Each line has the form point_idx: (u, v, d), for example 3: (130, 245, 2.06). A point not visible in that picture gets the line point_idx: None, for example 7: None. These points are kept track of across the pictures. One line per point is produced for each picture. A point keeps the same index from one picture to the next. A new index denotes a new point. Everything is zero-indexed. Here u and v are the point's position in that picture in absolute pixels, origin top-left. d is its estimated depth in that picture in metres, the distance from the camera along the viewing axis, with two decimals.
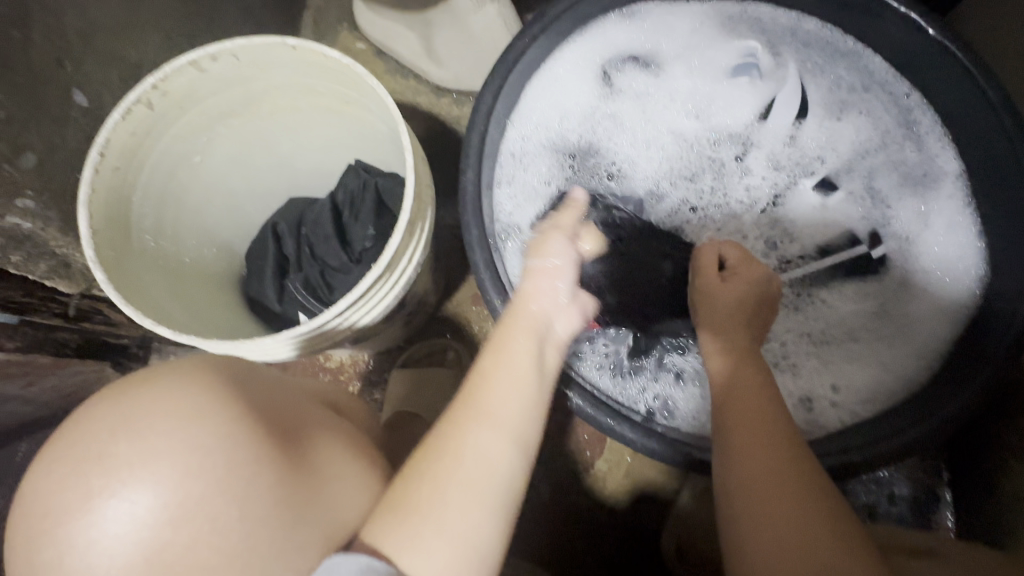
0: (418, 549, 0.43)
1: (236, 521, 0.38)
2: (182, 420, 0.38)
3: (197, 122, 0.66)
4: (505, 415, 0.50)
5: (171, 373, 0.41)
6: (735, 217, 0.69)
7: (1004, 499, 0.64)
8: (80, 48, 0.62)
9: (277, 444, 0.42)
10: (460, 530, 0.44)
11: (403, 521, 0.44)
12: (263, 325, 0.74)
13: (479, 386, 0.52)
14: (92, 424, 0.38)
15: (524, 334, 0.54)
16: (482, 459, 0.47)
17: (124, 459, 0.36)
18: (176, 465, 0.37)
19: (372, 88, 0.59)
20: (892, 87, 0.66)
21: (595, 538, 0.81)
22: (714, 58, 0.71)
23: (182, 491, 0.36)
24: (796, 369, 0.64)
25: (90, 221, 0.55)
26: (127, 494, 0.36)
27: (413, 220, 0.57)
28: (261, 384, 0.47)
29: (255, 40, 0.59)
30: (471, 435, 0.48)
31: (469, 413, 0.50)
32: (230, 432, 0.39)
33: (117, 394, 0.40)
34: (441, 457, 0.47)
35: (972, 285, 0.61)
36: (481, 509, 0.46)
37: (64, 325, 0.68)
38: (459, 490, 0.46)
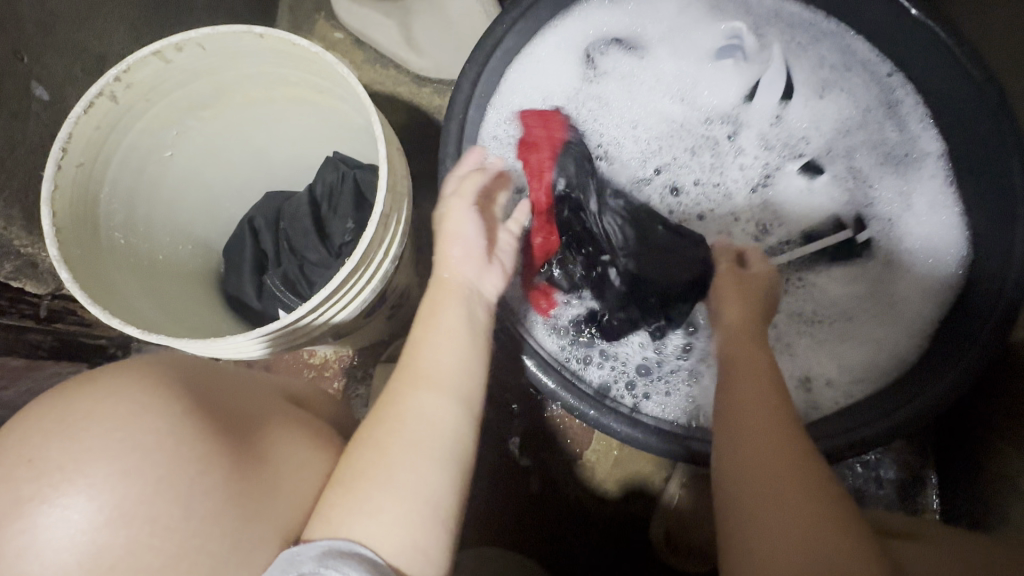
0: (365, 509, 0.43)
1: (179, 522, 0.37)
2: (117, 421, 0.37)
3: (165, 115, 0.64)
4: (446, 378, 0.51)
5: (112, 372, 0.40)
6: (730, 197, 0.68)
7: (991, 480, 0.64)
8: (40, 40, 0.60)
9: (224, 432, 0.41)
10: (405, 488, 0.45)
11: (348, 488, 0.44)
12: (242, 322, 0.73)
13: (411, 354, 0.53)
14: (26, 428, 0.37)
15: (453, 300, 0.55)
16: (421, 417, 0.48)
17: (56, 464, 0.35)
18: (114, 465, 0.36)
19: (344, 77, 0.58)
20: (875, 67, 0.65)
21: (583, 528, 0.81)
22: (699, 40, 0.70)
23: (120, 492, 0.35)
24: (791, 349, 0.63)
25: (54, 219, 0.54)
26: (59, 500, 0.34)
27: (388, 211, 0.56)
28: (217, 375, 0.46)
29: (221, 28, 0.57)
30: (412, 399, 0.49)
31: (407, 379, 0.51)
32: (173, 432, 0.38)
33: (56, 395, 0.38)
34: (381, 422, 0.48)
35: (956, 262, 0.61)
36: (425, 462, 0.46)
37: (35, 326, 0.67)
38: (402, 446, 0.47)
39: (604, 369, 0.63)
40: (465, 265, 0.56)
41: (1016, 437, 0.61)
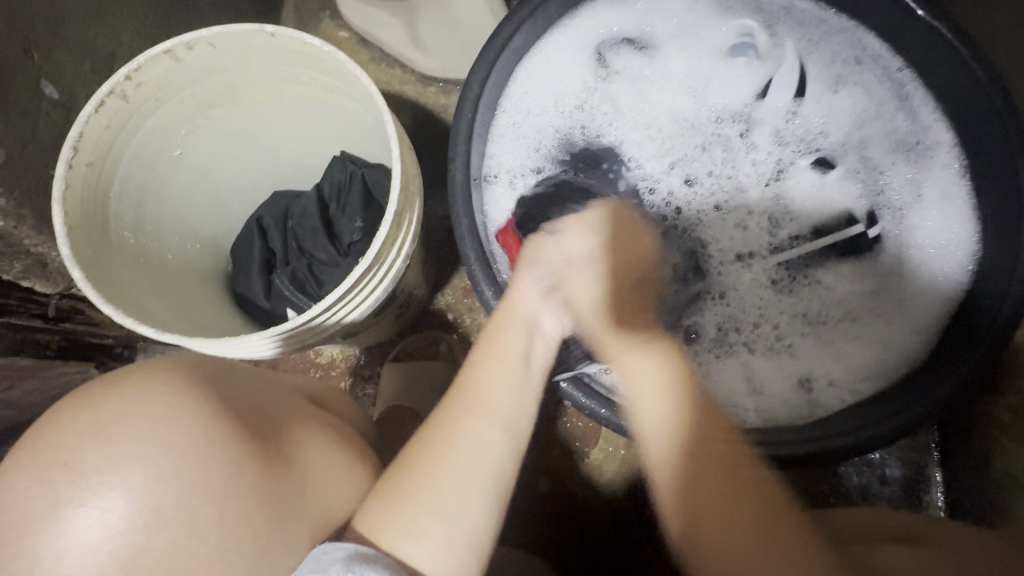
0: (412, 530, 0.44)
1: (214, 522, 0.38)
2: (148, 425, 0.38)
3: (176, 114, 0.64)
4: (501, 411, 0.50)
5: (141, 374, 0.40)
6: (743, 192, 0.68)
7: (997, 476, 0.64)
8: (50, 38, 0.59)
9: (257, 439, 0.41)
10: (451, 513, 0.45)
11: (392, 505, 0.45)
12: (250, 322, 0.72)
13: (469, 379, 0.52)
14: (54, 431, 0.37)
15: (514, 327, 0.54)
16: (472, 446, 0.48)
17: (92, 466, 0.36)
18: (148, 468, 0.37)
19: (355, 75, 0.58)
20: (884, 62, 0.65)
21: (590, 527, 0.82)
22: (709, 37, 0.70)
23: (156, 493, 0.36)
24: (792, 349, 0.64)
25: (65, 218, 0.54)
26: (97, 502, 0.35)
27: (400, 210, 0.56)
28: (239, 378, 0.46)
29: (233, 27, 0.57)
30: (466, 426, 0.49)
31: (464, 405, 0.50)
32: (202, 434, 0.39)
33: (89, 398, 0.39)
34: (433, 444, 0.48)
35: (966, 258, 0.61)
36: (473, 496, 0.47)
37: (42, 326, 0.66)
38: (453, 478, 0.47)
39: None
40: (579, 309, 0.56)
41: (1021, 436, 0.62)
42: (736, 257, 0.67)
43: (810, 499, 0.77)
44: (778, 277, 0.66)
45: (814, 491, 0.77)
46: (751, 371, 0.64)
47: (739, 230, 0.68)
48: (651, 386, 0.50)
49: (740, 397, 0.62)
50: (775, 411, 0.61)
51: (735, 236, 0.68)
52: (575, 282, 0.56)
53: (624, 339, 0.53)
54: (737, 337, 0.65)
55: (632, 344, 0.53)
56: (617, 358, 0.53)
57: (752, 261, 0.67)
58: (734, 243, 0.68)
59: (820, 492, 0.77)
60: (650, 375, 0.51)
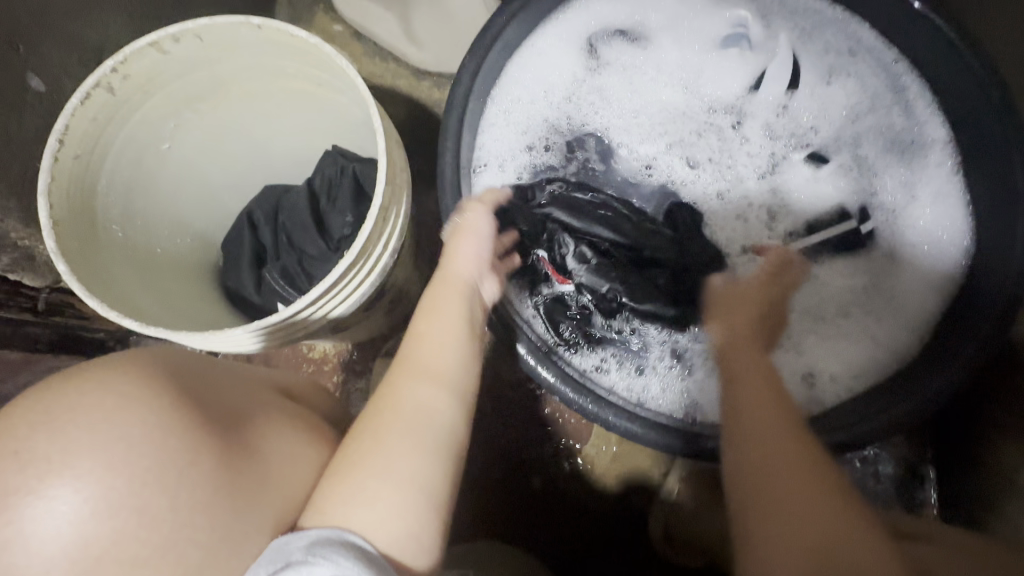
0: (360, 497, 0.43)
1: (167, 511, 0.37)
2: (104, 414, 0.37)
3: (163, 108, 0.64)
4: (446, 373, 0.52)
5: (101, 364, 0.40)
6: (740, 181, 0.68)
7: (991, 476, 0.64)
8: (36, 31, 0.59)
9: (216, 427, 0.41)
10: (404, 476, 0.45)
11: (346, 479, 0.44)
12: (241, 315, 0.72)
13: (411, 346, 0.54)
14: (11, 419, 0.37)
15: (453, 296, 0.55)
16: (418, 406, 0.49)
17: (43, 455, 0.35)
18: (100, 458, 0.36)
19: (341, 68, 0.57)
20: (879, 54, 0.64)
21: (582, 523, 0.81)
22: (702, 28, 0.69)
23: (108, 483, 0.36)
24: (797, 345, 0.63)
25: (51, 211, 0.54)
26: (47, 491, 0.35)
27: (386, 204, 0.56)
28: (208, 373, 0.46)
29: (218, 19, 0.56)
30: (408, 389, 0.50)
31: (406, 370, 0.51)
32: (159, 424, 0.38)
33: (45, 387, 0.38)
34: (378, 411, 0.49)
35: (960, 255, 0.60)
36: (422, 454, 0.46)
37: (32, 319, 0.67)
38: (395, 434, 0.47)
39: (625, 372, 0.63)
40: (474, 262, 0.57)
41: (1014, 434, 0.61)
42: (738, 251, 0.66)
43: None
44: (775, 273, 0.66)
45: None
46: None
47: (740, 222, 0.67)
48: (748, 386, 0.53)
49: None
50: None
51: (737, 227, 0.67)
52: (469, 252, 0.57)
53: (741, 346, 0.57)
54: None
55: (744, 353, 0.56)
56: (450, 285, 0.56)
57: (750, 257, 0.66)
58: (737, 236, 0.66)
59: None
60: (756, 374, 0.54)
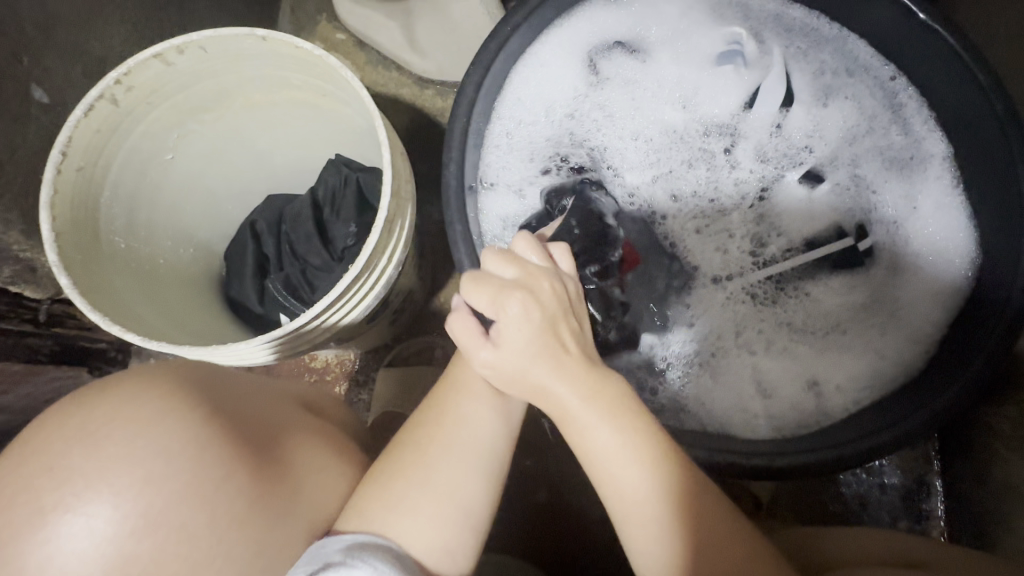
0: (402, 507, 0.45)
1: (203, 527, 0.37)
2: (138, 430, 0.37)
3: (167, 119, 0.63)
4: (489, 391, 0.48)
5: (132, 378, 0.40)
6: (725, 212, 0.68)
7: (999, 488, 0.63)
8: (39, 42, 0.59)
9: (248, 445, 0.41)
10: (444, 487, 0.46)
11: (384, 488, 0.45)
12: (242, 326, 0.72)
13: (455, 364, 0.50)
14: (45, 434, 0.37)
15: (492, 328, 0.50)
16: (466, 425, 0.47)
17: (79, 471, 0.35)
18: (136, 474, 0.36)
19: (347, 79, 0.57)
20: (876, 72, 0.65)
21: (586, 534, 0.81)
22: (699, 45, 0.69)
23: (143, 500, 0.36)
24: (792, 351, 0.64)
25: (53, 223, 0.53)
26: (83, 507, 0.35)
27: (392, 216, 0.56)
28: (230, 385, 0.45)
29: (223, 30, 0.56)
30: (455, 406, 0.48)
31: (451, 386, 0.49)
32: (190, 438, 0.38)
33: (79, 402, 0.39)
34: (424, 426, 0.48)
35: (964, 266, 0.60)
36: (468, 471, 0.46)
37: (34, 331, 0.66)
38: (445, 452, 0.46)
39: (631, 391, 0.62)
40: (502, 360, 0.44)
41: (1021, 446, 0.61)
42: (713, 278, 0.66)
43: (808, 508, 0.76)
44: (760, 291, 0.66)
45: (812, 499, 0.77)
46: (760, 375, 0.63)
47: (721, 253, 0.67)
48: (620, 446, 0.43)
49: (749, 403, 0.62)
50: (776, 419, 0.60)
51: (716, 258, 0.67)
52: (505, 334, 0.43)
53: (552, 371, 0.43)
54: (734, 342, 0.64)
55: (579, 393, 0.43)
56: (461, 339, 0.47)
57: (731, 282, 0.66)
58: (714, 265, 0.67)
59: (819, 500, 0.76)
60: (613, 436, 0.43)
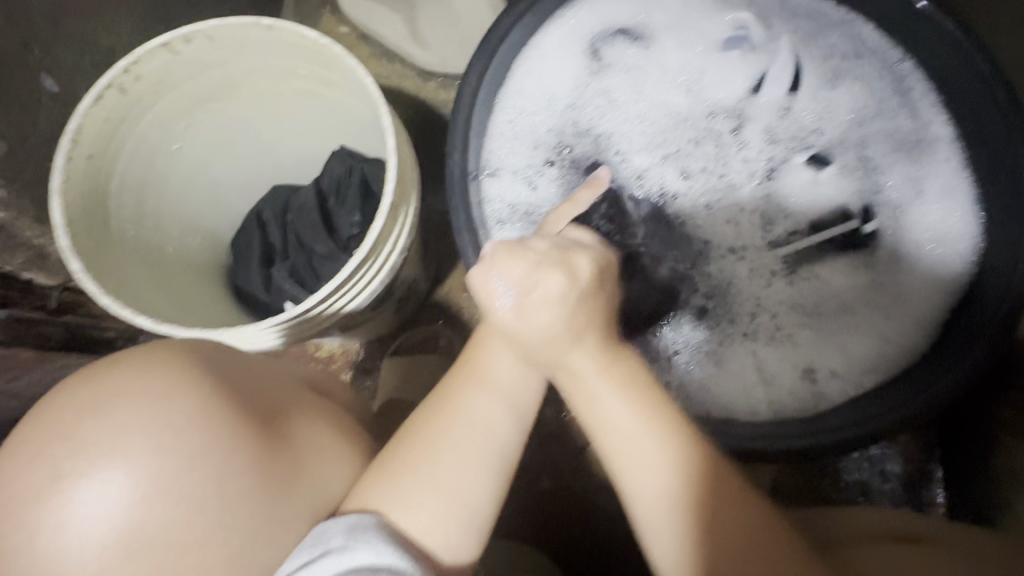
0: (409, 502, 0.44)
1: (211, 496, 0.38)
2: (145, 401, 0.38)
3: (174, 108, 0.64)
4: (509, 384, 0.48)
5: (142, 354, 0.41)
6: (735, 188, 0.68)
7: (1000, 473, 0.64)
8: (50, 32, 0.60)
9: (259, 419, 0.42)
10: (452, 490, 0.45)
11: (397, 479, 0.45)
12: (249, 314, 0.73)
13: (475, 350, 0.50)
14: (58, 408, 0.38)
15: (498, 346, 0.49)
16: (477, 421, 0.47)
17: (92, 442, 0.37)
18: (147, 442, 0.37)
19: (352, 68, 0.58)
20: (884, 55, 0.64)
21: (588, 521, 0.81)
22: (705, 31, 0.69)
23: (154, 467, 0.37)
24: (792, 339, 0.64)
25: (64, 210, 0.54)
26: (97, 475, 0.36)
27: (396, 203, 0.56)
28: (244, 364, 0.47)
29: (230, 19, 0.57)
30: (469, 398, 0.47)
31: (467, 377, 0.48)
32: (198, 408, 0.39)
33: (85, 378, 0.40)
34: (435, 418, 0.47)
35: (970, 252, 0.60)
36: (478, 469, 0.46)
37: (45, 318, 0.67)
38: (451, 449, 0.46)
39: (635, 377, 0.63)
40: (520, 330, 0.45)
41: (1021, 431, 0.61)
42: (729, 249, 0.67)
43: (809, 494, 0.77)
44: (780, 270, 0.66)
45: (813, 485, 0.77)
46: (760, 362, 0.63)
47: (731, 226, 0.67)
48: (624, 406, 0.44)
49: (751, 387, 0.63)
50: (776, 403, 0.61)
51: (728, 231, 0.67)
52: (529, 311, 0.44)
53: (577, 349, 0.45)
54: (733, 328, 0.65)
55: (595, 363, 0.45)
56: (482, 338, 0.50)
57: (746, 252, 0.67)
58: (726, 238, 0.67)
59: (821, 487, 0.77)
60: (620, 401, 0.45)
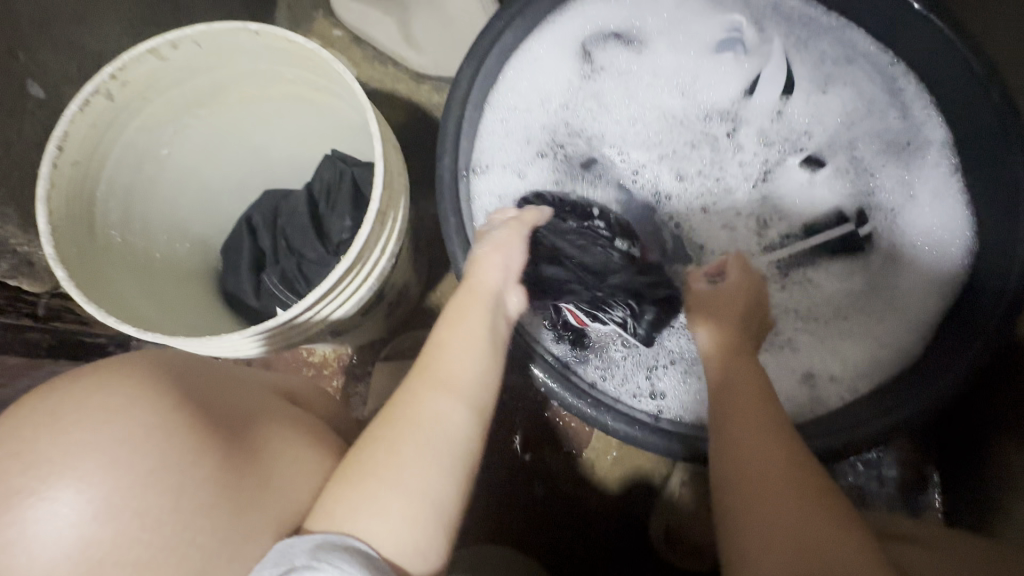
0: (372, 507, 0.43)
1: (168, 513, 0.37)
2: (104, 415, 0.37)
3: (161, 114, 0.64)
4: (465, 384, 0.50)
5: (102, 366, 0.40)
6: (730, 192, 0.68)
7: (998, 477, 0.63)
8: (34, 38, 0.60)
9: (220, 434, 0.41)
10: (415, 488, 0.44)
11: (357, 486, 0.44)
12: (239, 320, 0.72)
13: (434, 354, 0.52)
14: (16, 420, 0.37)
15: (480, 306, 0.54)
16: (439, 419, 0.48)
17: (46, 457, 0.35)
18: (102, 458, 0.36)
19: (340, 73, 0.57)
20: (875, 59, 0.64)
21: (582, 527, 0.81)
22: (698, 34, 0.69)
23: (110, 482, 0.35)
24: (792, 345, 0.63)
25: (50, 217, 0.54)
26: (49, 493, 0.34)
27: (384, 208, 0.56)
28: (207, 376, 0.45)
29: (216, 25, 0.57)
30: (429, 399, 0.48)
31: (427, 379, 0.50)
32: (160, 424, 0.38)
33: (52, 387, 0.39)
34: (395, 423, 0.47)
35: (961, 254, 0.60)
36: (436, 468, 0.46)
37: (32, 325, 0.67)
38: (415, 450, 0.46)
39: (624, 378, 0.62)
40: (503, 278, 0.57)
41: (1020, 435, 0.61)
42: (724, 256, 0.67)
43: None
44: (771, 275, 0.66)
45: None
46: None
47: (726, 231, 0.68)
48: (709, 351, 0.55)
49: None
50: None
51: (722, 236, 0.68)
52: (508, 269, 0.57)
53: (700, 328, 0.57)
54: None
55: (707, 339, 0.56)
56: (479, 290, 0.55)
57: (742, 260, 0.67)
58: (720, 243, 0.68)
59: None
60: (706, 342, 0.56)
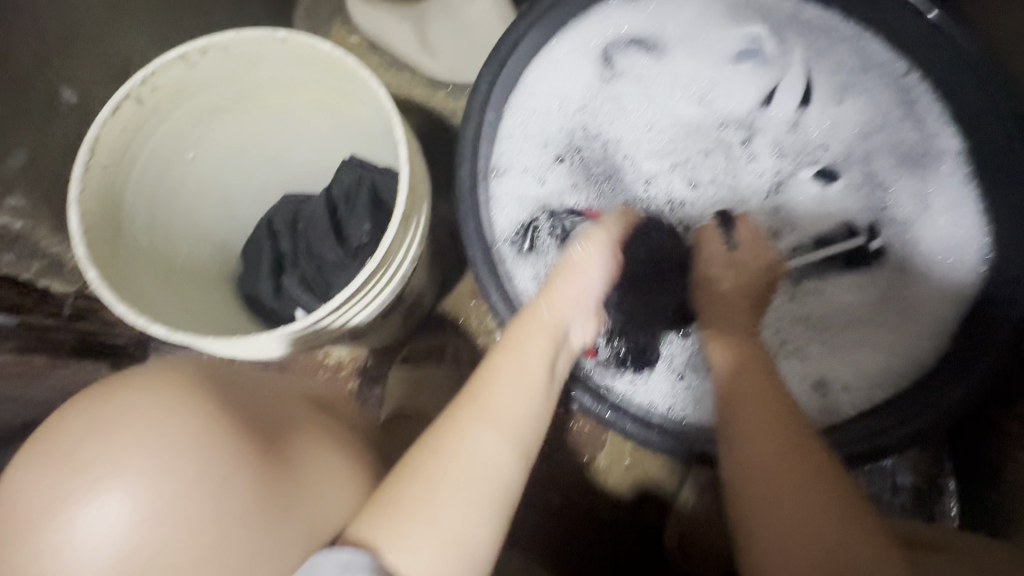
0: (405, 542, 0.41)
1: (209, 521, 0.38)
2: (147, 423, 0.39)
3: (189, 119, 0.65)
4: (511, 422, 0.48)
5: (144, 376, 0.42)
6: (742, 202, 0.68)
7: (1011, 488, 0.62)
8: (69, 45, 0.61)
9: (257, 442, 0.42)
10: (450, 529, 0.43)
11: (394, 516, 0.43)
12: (260, 322, 0.73)
13: (484, 382, 0.50)
14: (63, 432, 0.40)
15: (541, 336, 0.54)
16: (480, 459, 0.46)
17: (97, 462, 0.38)
18: (146, 466, 0.38)
19: (364, 80, 0.58)
20: (888, 69, 0.64)
21: (595, 532, 0.81)
22: (718, 43, 0.70)
23: (154, 490, 0.38)
24: (801, 352, 0.64)
25: (83, 218, 0.55)
26: (99, 497, 0.37)
27: (408, 213, 0.57)
28: (240, 386, 0.47)
29: (245, 33, 0.58)
30: (473, 433, 0.47)
31: (473, 410, 0.48)
32: (198, 432, 0.40)
33: (93, 398, 0.41)
34: (435, 454, 0.46)
35: (977, 263, 0.60)
36: (473, 506, 0.44)
37: (56, 326, 0.66)
38: (454, 490, 0.44)
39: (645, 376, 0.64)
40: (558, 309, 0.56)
41: None
42: None
43: None
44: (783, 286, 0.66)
45: None
46: None
47: None
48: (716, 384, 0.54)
49: None
50: None
51: None
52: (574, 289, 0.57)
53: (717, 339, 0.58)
54: None
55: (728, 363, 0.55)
56: (546, 325, 0.55)
57: None
58: None
59: None
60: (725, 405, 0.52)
